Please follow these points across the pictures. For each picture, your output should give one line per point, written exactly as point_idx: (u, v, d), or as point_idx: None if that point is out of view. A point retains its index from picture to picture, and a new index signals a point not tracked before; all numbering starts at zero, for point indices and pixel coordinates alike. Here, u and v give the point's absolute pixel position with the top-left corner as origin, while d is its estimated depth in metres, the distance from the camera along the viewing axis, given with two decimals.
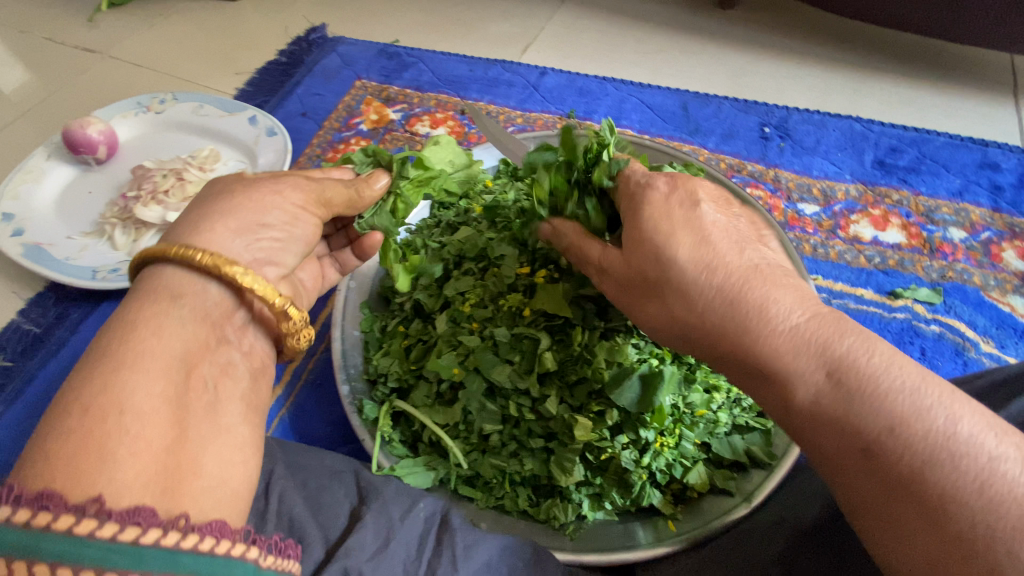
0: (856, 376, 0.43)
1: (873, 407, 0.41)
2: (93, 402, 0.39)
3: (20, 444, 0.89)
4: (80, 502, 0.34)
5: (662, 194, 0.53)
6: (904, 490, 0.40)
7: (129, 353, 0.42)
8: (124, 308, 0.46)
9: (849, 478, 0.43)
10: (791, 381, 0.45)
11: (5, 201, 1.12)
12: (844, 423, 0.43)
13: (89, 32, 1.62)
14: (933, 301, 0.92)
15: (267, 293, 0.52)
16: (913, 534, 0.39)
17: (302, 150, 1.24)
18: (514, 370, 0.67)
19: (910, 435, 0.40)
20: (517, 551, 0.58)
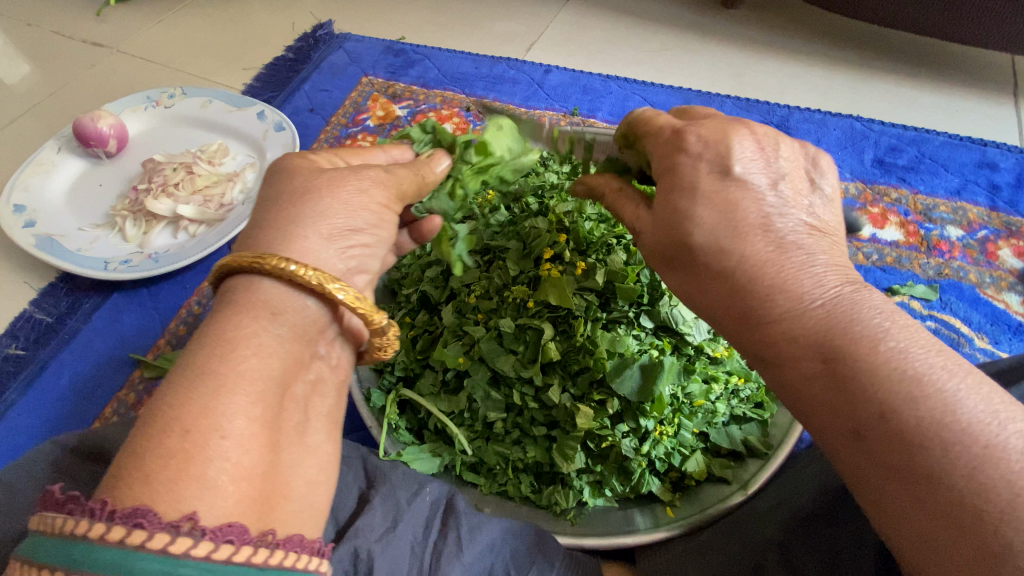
0: (855, 350, 0.41)
1: (870, 382, 0.39)
2: (193, 422, 0.38)
3: (35, 430, 0.91)
4: (174, 521, 0.35)
5: (695, 155, 0.50)
6: (900, 472, 0.37)
7: (224, 370, 0.41)
8: (221, 322, 0.43)
9: (844, 457, 0.41)
10: (789, 354, 0.45)
11: (17, 193, 1.14)
12: (840, 397, 0.41)
13: (99, 27, 1.64)
14: (929, 297, 0.94)
15: (366, 309, 0.49)
16: (908, 518, 0.37)
17: (309, 146, 1.26)
18: (517, 360, 0.70)
19: (910, 412, 0.38)
20: (520, 534, 0.60)
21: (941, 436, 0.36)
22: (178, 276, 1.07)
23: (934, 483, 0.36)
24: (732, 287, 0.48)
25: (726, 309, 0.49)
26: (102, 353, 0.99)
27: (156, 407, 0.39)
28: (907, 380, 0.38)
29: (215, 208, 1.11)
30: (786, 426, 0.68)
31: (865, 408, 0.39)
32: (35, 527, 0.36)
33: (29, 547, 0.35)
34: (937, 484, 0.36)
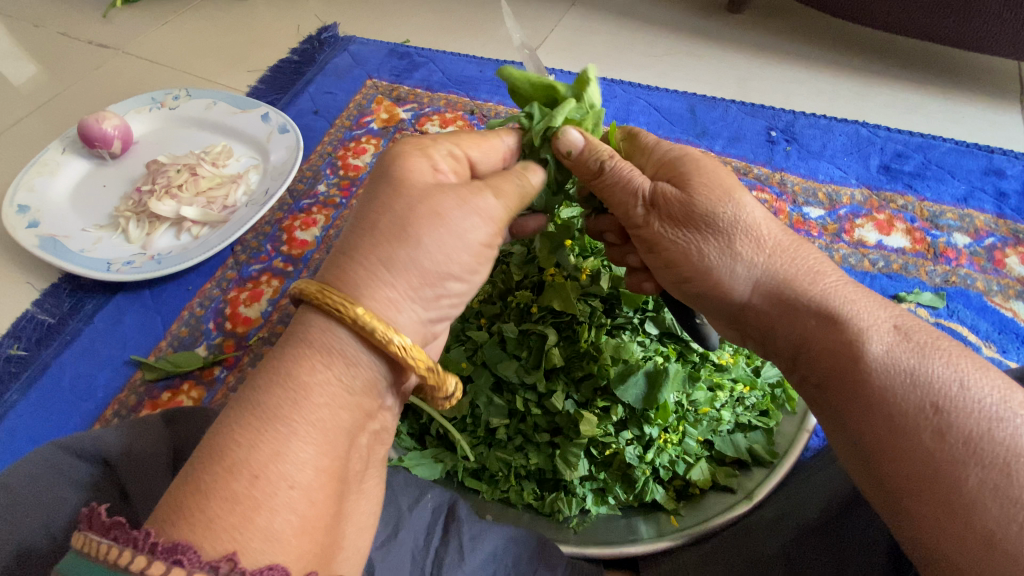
0: (928, 343, 0.48)
1: (944, 366, 0.46)
2: (229, 450, 0.40)
3: (36, 431, 0.91)
4: (216, 562, 0.35)
5: (713, 168, 0.59)
6: (976, 447, 0.42)
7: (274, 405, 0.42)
8: (297, 366, 0.44)
9: (914, 438, 0.44)
10: (861, 338, 0.49)
11: (21, 193, 1.14)
12: (914, 378, 0.46)
13: (105, 28, 1.64)
14: (936, 305, 0.93)
15: (438, 378, 0.50)
16: (986, 494, 0.40)
17: (313, 148, 1.26)
18: (521, 365, 0.69)
19: (979, 397, 0.44)
20: (522, 542, 0.59)
21: (1004, 416, 0.43)
22: (181, 277, 1.07)
23: (1008, 458, 0.41)
24: (804, 282, 0.54)
25: (793, 300, 0.53)
26: (104, 355, 0.99)
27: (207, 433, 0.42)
28: (973, 371, 0.46)
29: (218, 210, 1.11)
30: (792, 435, 0.68)
31: (940, 389, 0.45)
32: (77, 545, 0.36)
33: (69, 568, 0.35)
34: (1012, 460, 0.41)
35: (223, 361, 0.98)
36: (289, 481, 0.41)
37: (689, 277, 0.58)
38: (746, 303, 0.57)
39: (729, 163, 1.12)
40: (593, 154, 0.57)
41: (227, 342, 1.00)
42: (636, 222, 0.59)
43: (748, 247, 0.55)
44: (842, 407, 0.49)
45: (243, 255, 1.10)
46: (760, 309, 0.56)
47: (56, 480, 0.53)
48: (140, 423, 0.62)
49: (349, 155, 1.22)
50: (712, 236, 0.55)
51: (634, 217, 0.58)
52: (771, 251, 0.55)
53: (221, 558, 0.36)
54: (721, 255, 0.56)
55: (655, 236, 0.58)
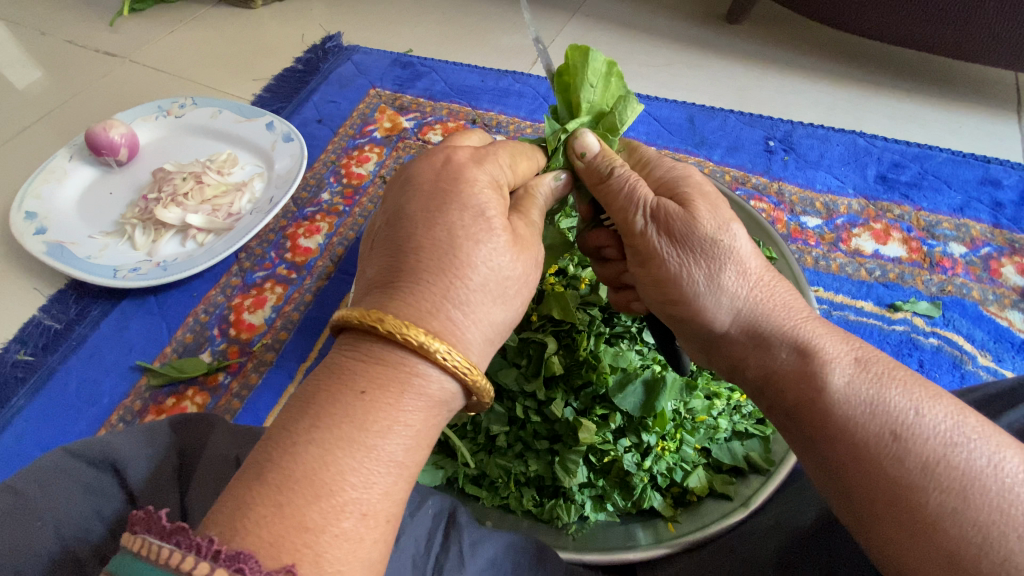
0: (884, 373, 0.49)
1: (902, 395, 0.47)
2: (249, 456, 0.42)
3: (42, 436, 0.92)
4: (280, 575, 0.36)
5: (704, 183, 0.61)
6: (932, 473, 0.43)
7: (357, 431, 0.42)
8: (408, 416, 0.44)
9: (874, 465, 0.45)
10: (821, 371, 0.50)
11: (28, 200, 1.15)
12: (872, 407, 0.47)
13: (111, 36, 1.67)
14: (932, 314, 0.94)
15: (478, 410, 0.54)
16: (944, 517, 0.41)
17: (317, 156, 1.27)
18: (521, 373, 0.71)
19: (934, 423, 0.45)
20: (521, 548, 0.60)
21: (962, 441, 0.44)
22: (186, 284, 1.08)
23: (964, 483, 0.42)
24: (771, 315, 0.55)
25: (766, 333, 0.55)
26: (110, 360, 1.00)
27: None
28: (928, 398, 0.47)
29: (223, 218, 1.12)
30: (788, 441, 0.68)
31: (897, 417, 0.46)
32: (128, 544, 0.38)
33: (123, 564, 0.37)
34: (968, 483, 0.42)
35: (226, 367, 0.99)
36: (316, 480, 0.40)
37: (676, 300, 0.59)
38: (724, 333, 0.58)
39: (727, 172, 1.14)
40: (605, 160, 0.61)
41: (232, 348, 1.01)
42: (633, 232, 0.59)
43: (731, 277, 0.56)
44: (809, 438, 0.50)
45: (247, 262, 1.11)
46: (733, 341, 0.57)
47: (64, 483, 0.54)
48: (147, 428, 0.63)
49: (353, 164, 1.24)
50: (700, 260, 0.56)
51: (633, 227, 0.59)
52: (753, 281, 0.56)
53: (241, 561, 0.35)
54: (708, 283, 0.56)
55: (651, 250, 0.58)
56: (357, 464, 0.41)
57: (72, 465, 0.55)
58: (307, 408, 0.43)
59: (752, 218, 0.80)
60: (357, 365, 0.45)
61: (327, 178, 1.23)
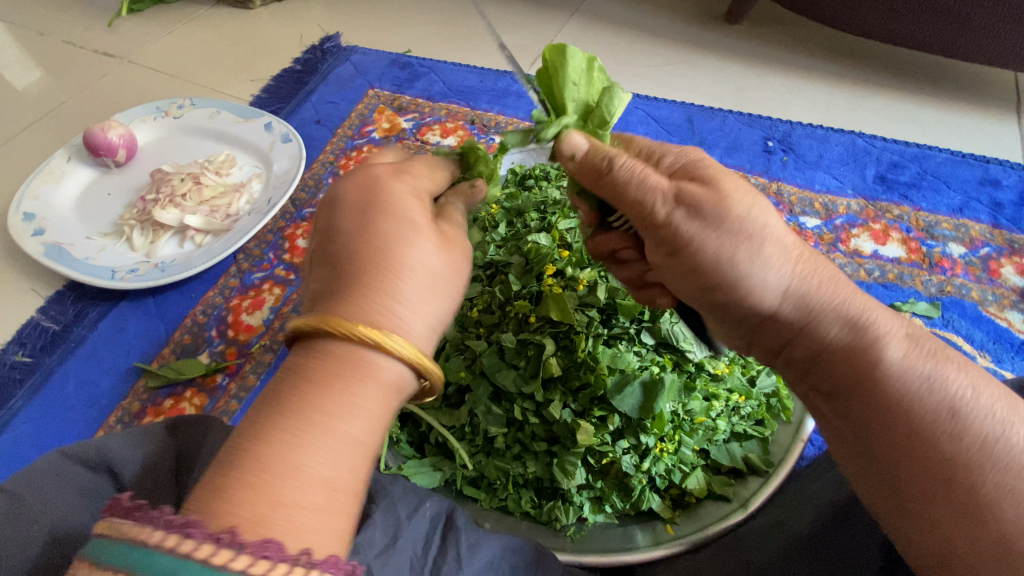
0: (935, 352, 0.46)
1: (953, 372, 0.44)
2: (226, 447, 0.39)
3: (40, 437, 0.92)
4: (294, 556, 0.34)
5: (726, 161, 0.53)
6: (986, 456, 0.41)
7: (317, 420, 0.38)
8: (358, 402, 0.40)
9: (928, 448, 0.42)
10: (871, 348, 0.47)
11: (26, 202, 1.15)
12: (927, 386, 0.44)
13: (110, 37, 1.67)
14: (931, 314, 0.94)
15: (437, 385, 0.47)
16: (998, 501, 0.39)
17: (315, 157, 1.27)
18: (519, 375, 0.70)
19: (983, 401, 0.43)
20: (519, 551, 0.60)
21: (1009, 421, 0.42)
22: (184, 285, 1.08)
23: (1017, 467, 0.40)
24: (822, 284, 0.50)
25: (817, 308, 0.49)
26: (108, 361, 1.00)
27: None
28: (978, 379, 0.45)
29: (221, 219, 1.12)
30: (787, 444, 0.69)
31: (950, 395, 0.43)
32: (95, 531, 0.35)
33: (90, 551, 0.33)
34: (1021, 462, 0.40)
35: (224, 369, 0.99)
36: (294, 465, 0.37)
37: (720, 283, 0.52)
38: (774, 311, 0.51)
39: None
40: (599, 155, 0.52)
41: (230, 349, 1.01)
42: (655, 221, 0.52)
43: (773, 258, 0.50)
44: (854, 418, 0.47)
45: (245, 263, 1.11)
46: (781, 314, 0.51)
47: (59, 486, 0.54)
48: (144, 429, 0.63)
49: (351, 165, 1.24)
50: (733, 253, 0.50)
51: (654, 215, 0.52)
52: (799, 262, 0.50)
53: (221, 531, 0.33)
54: (756, 260, 0.50)
55: (682, 236, 0.51)
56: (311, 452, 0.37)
57: (68, 468, 0.56)
58: (269, 410, 0.39)
59: None
60: (314, 363, 0.40)
61: (325, 179, 1.22)
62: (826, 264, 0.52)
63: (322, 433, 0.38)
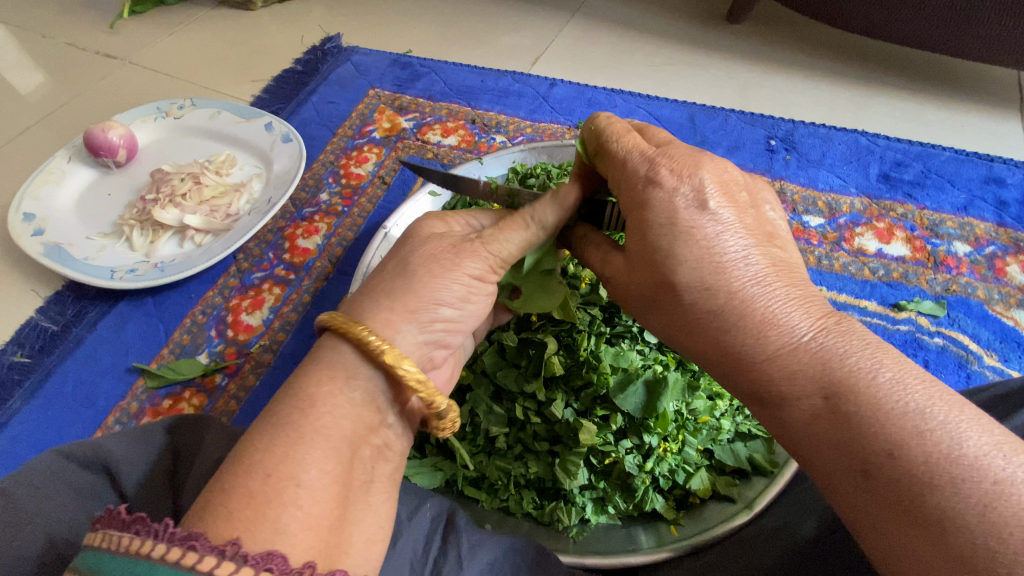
0: (850, 390, 0.42)
1: (885, 422, 0.40)
2: (276, 468, 0.43)
3: (39, 439, 0.91)
4: (296, 569, 0.39)
5: (668, 193, 0.50)
6: (905, 506, 0.38)
7: (306, 435, 0.45)
8: (324, 401, 0.47)
9: (852, 499, 0.41)
10: (788, 399, 0.46)
11: (26, 202, 1.15)
12: (843, 434, 0.42)
13: (112, 39, 1.67)
14: (937, 313, 0.93)
15: (430, 394, 0.51)
16: (918, 553, 0.37)
17: (316, 157, 1.27)
18: (520, 374, 0.69)
19: (923, 454, 0.38)
20: (522, 552, 0.59)
21: (959, 471, 0.37)
22: (183, 285, 1.08)
23: (941, 515, 0.36)
24: (729, 334, 0.49)
25: (733, 362, 0.50)
26: (106, 362, 0.99)
27: (250, 446, 0.45)
28: (902, 410, 0.40)
29: (221, 218, 1.12)
30: None
31: (873, 455, 0.40)
32: (96, 543, 0.39)
33: (88, 561, 0.38)
34: (965, 524, 0.36)
35: (223, 369, 0.98)
36: (278, 469, 0.43)
37: (668, 337, 0.55)
38: (706, 362, 0.53)
39: None
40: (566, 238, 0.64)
41: (229, 349, 1.00)
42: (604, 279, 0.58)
43: (683, 311, 0.52)
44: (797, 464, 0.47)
45: (245, 263, 1.10)
46: (713, 364, 0.52)
47: (55, 489, 0.55)
48: (144, 432, 0.62)
49: (352, 165, 1.24)
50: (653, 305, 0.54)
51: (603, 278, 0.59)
52: (698, 314, 0.51)
53: (225, 543, 0.39)
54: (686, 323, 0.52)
55: (620, 296, 0.57)
56: (307, 462, 0.44)
57: (67, 470, 0.56)
58: (286, 431, 0.45)
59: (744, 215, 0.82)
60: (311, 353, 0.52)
61: (326, 179, 1.22)
62: (760, 298, 0.49)
63: (302, 426, 0.46)
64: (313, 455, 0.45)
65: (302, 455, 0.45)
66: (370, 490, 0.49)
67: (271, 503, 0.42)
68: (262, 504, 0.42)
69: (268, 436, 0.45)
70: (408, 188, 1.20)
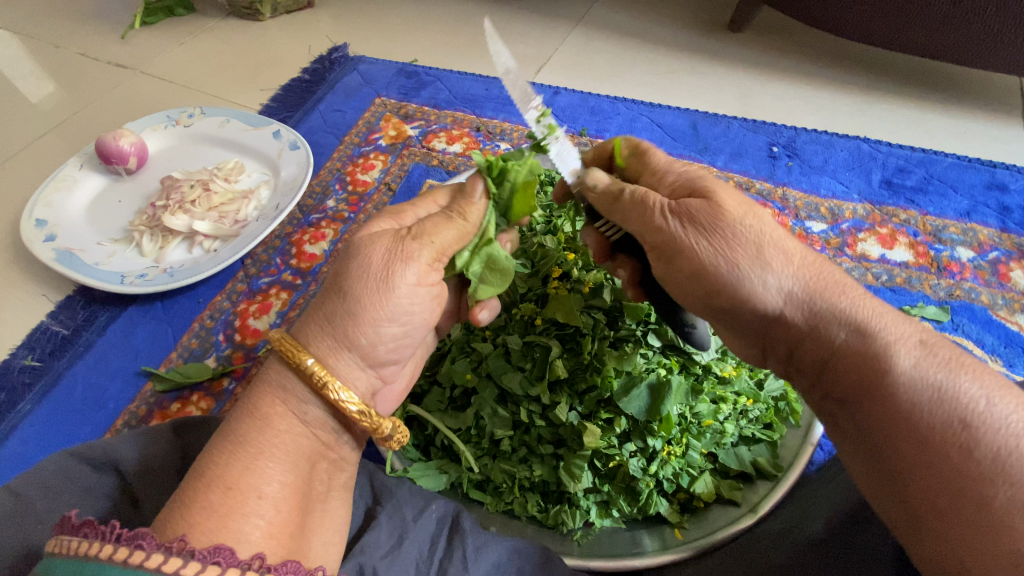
0: (953, 359, 0.45)
1: (972, 385, 0.43)
2: (235, 481, 0.46)
3: (49, 441, 0.93)
4: (247, 560, 0.42)
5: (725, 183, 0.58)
6: (1005, 466, 0.39)
7: (256, 453, 0.47)
8: (275, 423, 0.49)
9: (933, 447, 0.42)
10: (884, 351, 0.46)
11: (39, 208, 1.17)
12: (939, 393, 0.43)
13: (124, 49, 1.70)
14: (941, 318, 0.92)
15: (375, 423, 0.54)
16: (1014, 512, 0.38)
17: (323, 164, 1.28)
18: (525, 377, 0.70)
19: (1005, 416, 0.41)
20: (525, 554, 0.59)
21: None
22: (192, 290, 1.09)
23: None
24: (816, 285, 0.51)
25: (822, 312, 0.50)
26: (115, 365, 1.00)
27: (207, 462, 0.47)
28: (997, 387, 0.43)
29: (230, 224, 1.13)
30: (797, 447, 0.68)
31: (965, 407, 0.42)
32: (52, 549, 0.41)
33: (43, 567, 0.40)
34: None
35: (231, 373, 0.99)
36: (239, 482, 0.45)
37: (718, 293, 0.54)
38: (776, 314, 0.52)
39: (731, 178, 1.14)
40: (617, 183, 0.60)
41: (237, 354, 1.01)
42: (654, 228, 0.56)
43: (775, 258, 0.52)
44: (862, 422, 0.46)
45: (253, 268, 1.12)
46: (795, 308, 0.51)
47: (67, 485, 0.57)
48: (150, 433, 0.64)
49: (360, 172, 1.25)
50: (736, 247, 0.52)
51: (654, 224, 0.56)
52: (797, 264, 0.52)
53: (170, 540, 0.41)
54: (752, 264, 0.52)
55: (681, 244, 0.54)
56: (266, 474, 0.47)
57: (75, 468, 0.58)
58: (232, 444, 0.48)
59: None
60: (262, 370, 0.53)
61: (333, 186, 1.24)
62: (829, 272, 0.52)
63: (260, 444, 0.48)
64: (273, 469, 0.48)
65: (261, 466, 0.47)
66: (328, 497, 0.53)
67: (232, 514, 0.44)
68: (225, 517, 0.44)
69: (225, 452, 0.47)
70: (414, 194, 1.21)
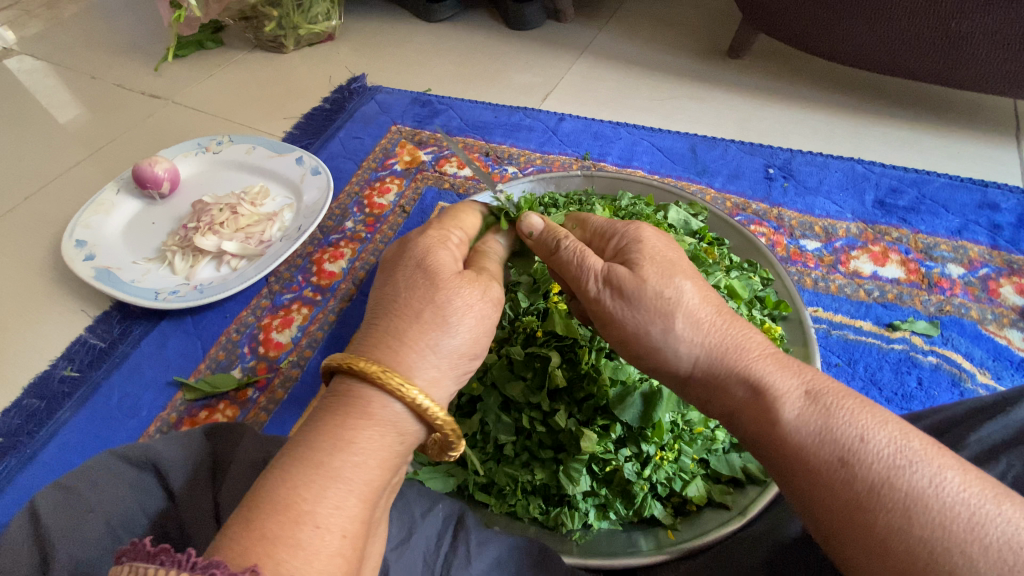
0: (834, 402, 0.50)
1: (849, 422, 0.49)
2: (324, 519, 0.46)
3: (87, 447, 0.99)
4: None
5: (654, 248, 0.63)
6: (880, 495, 0.45)
7: (342, 485, 0.48)
8: (369, 469, 0.50)
9: (823, 486, 0.47)
10: (776, 401, 0.52)
11: (79, 229, 1.26)
12: (821, 436, 0.49)
13: (156, 80, 1.82)
14: (930, 333, 0.96)
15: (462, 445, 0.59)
16: (893, 538, 0.43)
17: (342, 188, 1.37)
18: (526, 386, 0.75)
19: (879, 447, 0.47)
20: (526, 550, 0.64)
21: (902, 464, 0.45)
22: (220, 306, 1.17)
23: (909, 504, 0.44)
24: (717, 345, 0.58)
25: (722, 375, 0.57)
26: (148, 376, 1.08)
27: (297, 494, 0.46)
28: (875, 422, 0.48)
29: (255, 244, 1.21)
30: None
31: (844, 444, 0.48)
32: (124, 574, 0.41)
33: None
34: (911, 505, 0.43)
35: (255, 383, 1.06)
36: (325, 521, 0.46)
37: (639, 353, 0.62)
38: (689, 375, 0.59)
39: (728, 199, 1.19)
40: (551, 235, 0.66)
41: (260, 365, 1.08)
42: (588, 298, 0.63)
43: (683, 326, 0.58)
44: (773, 469, 0.52)
45: (276, 285, 1.20)
46: (710, 362, 0.57)
47: (113, 482, 0.63)
48: (185, 434, 0.70)
49: (376, 196, 1.33)
50: (654, 316, 0.59)
51: (587, 292, 0.63)
52: (705, 330, 0.58)
53: (243, 569, 0.41)
54: (663, 335, 0.59)
55: (606, 312, 0.61)
56: (344, 504, 0.47)
57: (119, 467, 0.65)
58: (324, 476, 0.47)
59: (750, 241, 0.94)
60: (356, 403, 0.51)
61: (352, 209, 1.31)
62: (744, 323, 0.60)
63: (353, 480, 0.48)
64: (356, 506, 0.48)
65: (329, 494, 0.47)
66: (379, 522, 0.54)
67: (320, 554, 0.45)
68: (295, 547, 0.44)
69: (318, 487, 0.47)
70: (427, 216, 1.29)
